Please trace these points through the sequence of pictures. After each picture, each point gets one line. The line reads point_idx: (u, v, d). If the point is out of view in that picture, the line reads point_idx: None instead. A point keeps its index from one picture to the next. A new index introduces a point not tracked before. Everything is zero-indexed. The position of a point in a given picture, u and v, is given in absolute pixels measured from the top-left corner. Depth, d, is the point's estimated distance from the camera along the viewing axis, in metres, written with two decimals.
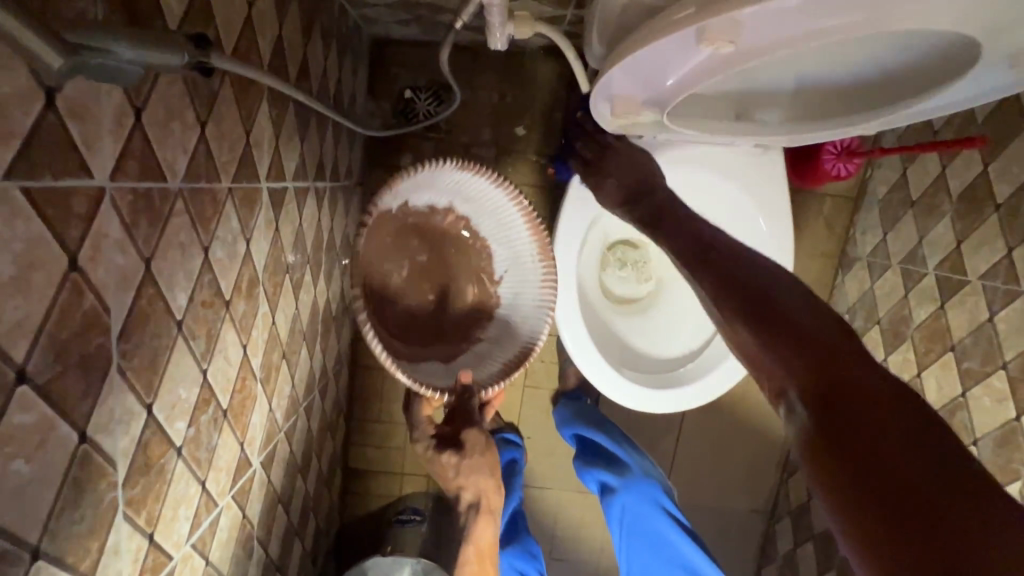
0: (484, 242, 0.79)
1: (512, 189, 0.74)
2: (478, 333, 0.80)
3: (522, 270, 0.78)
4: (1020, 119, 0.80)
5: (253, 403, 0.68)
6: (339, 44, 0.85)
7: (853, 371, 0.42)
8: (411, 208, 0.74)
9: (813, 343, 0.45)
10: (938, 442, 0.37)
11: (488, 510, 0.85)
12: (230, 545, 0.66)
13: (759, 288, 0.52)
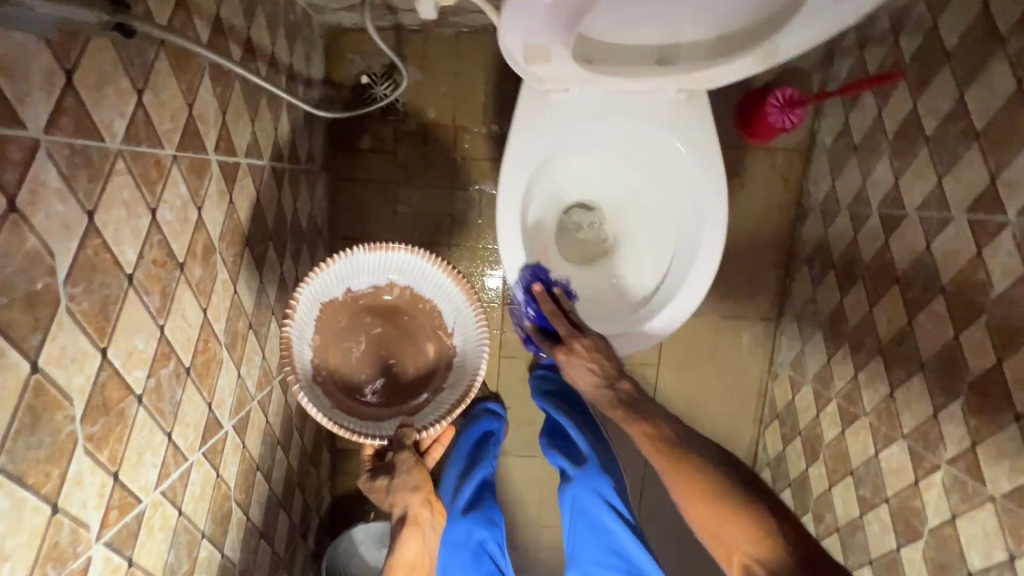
0: (428, 304, 0.90)
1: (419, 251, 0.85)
2: (437, 383, 0.89)
3: (461, 315, 0.88)
4: (941, 54, 0.84)
5: (219, 365, 0.72)
6: (288, 31, 0.90)
7: (786, 522, 0.58)
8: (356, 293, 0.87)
9: (760, 514, 0.59)
10: (829, 561, 0.54)
11: (415, 524, 0.86)
12: (204, 501, 0.70)
13: (705, 459, 0.64)
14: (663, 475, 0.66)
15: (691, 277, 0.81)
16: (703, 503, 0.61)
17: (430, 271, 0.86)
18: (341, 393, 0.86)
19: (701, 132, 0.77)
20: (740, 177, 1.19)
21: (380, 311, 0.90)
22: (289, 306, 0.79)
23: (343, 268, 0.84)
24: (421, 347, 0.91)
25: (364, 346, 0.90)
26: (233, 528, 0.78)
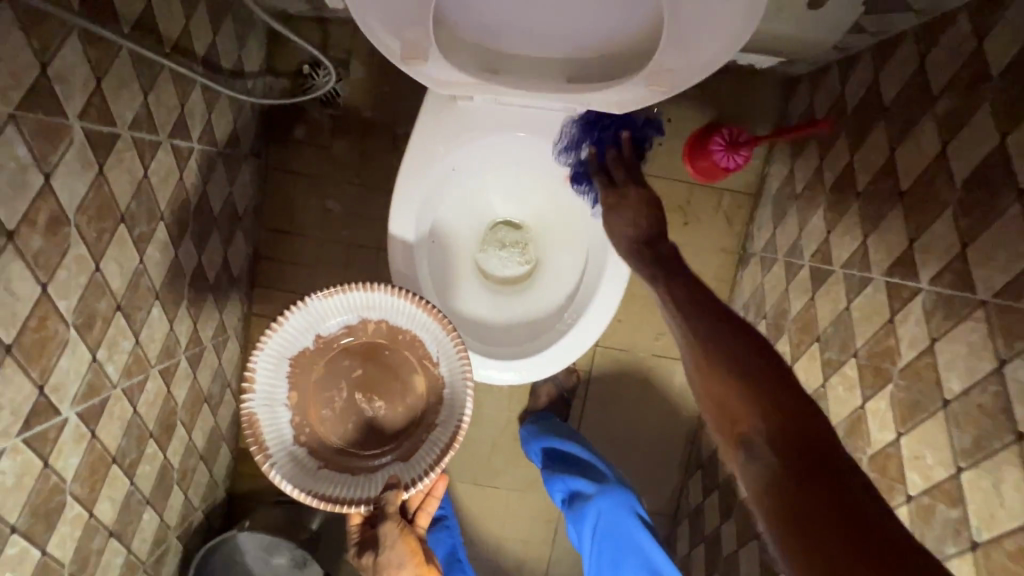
0: (409, 336, 0.79)
1: (377, 283, 0.74)
2: (427, 421, 0.79)
3: (444, 349, 0.77)
4: (879, 109, 0.80)
5: (62, 347, 0.66)
6: (213, 9, 0.86)
7: (814, 454, 0.42)
8: (329, 337, 0.79)
9: (775, 397, 0.46)
10: (871, 504, 0.39)
11: None
12: (21, 493, 0.64)
13: (748, 355, 0.50)
14: (686, 355, 0.53)
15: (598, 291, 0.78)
16: (715, 371, 0.49)
17: (393, 301, 0.75)
18: (329, 450, 0.79)
19: (604, 150, 0.76)
20: (684, 213, 1.16)
21: (358, 351, 0.80)
22: (246, 376, 0.73)
23: (302, 321, 0.75)
24: (408, 382, 0.81)
25: (348, 392, 0.81)
26: (66, 524, 0.72)
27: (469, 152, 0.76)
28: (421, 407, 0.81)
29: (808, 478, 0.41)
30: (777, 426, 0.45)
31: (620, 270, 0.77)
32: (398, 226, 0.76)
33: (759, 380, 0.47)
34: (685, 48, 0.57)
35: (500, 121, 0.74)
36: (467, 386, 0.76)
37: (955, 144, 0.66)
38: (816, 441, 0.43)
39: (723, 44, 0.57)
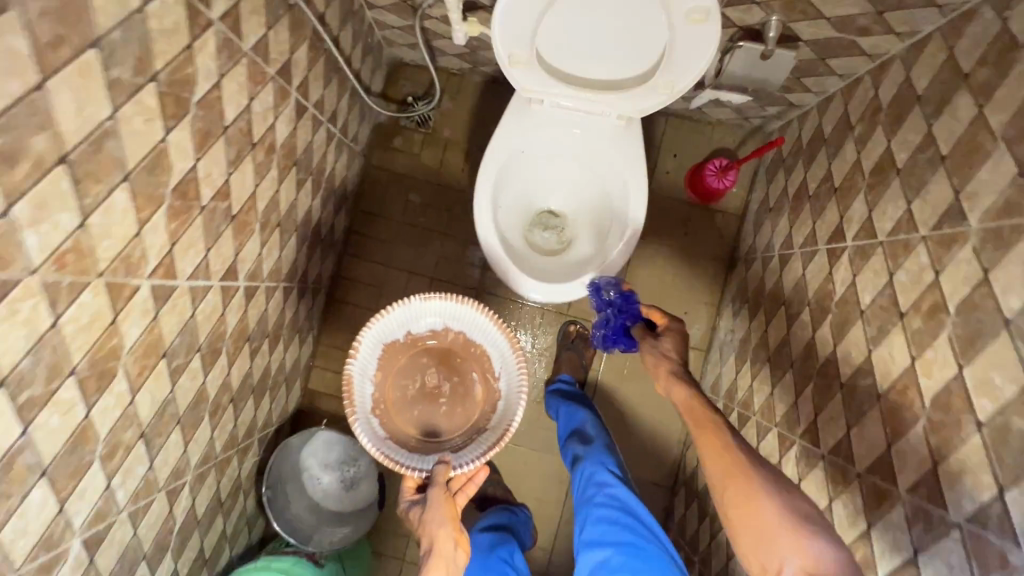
0: (480, 350, 1.14)
1: (468, 301, 1.07)
2: (482, 423, 1.12)
3: (506, 362, 1.11)
4: (822, 140, 1.15)
5: (251, 233, 0.97)
6: (366, 47, 1.27)
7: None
8: (414, 334, 1.13)
9: (808, 529, 0.63)
10: None
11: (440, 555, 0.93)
12: (208, 324, 0.91)
13: (786, 503, 0.66)
14: (723, 479, 0.70)
15: (621, 242, 1.08)
16: (756, 505, 0.66)
17: (479, 318, 1.10)
18: (393, 424, 1.11)
19: (628, 142, 1.07)
20: (686, 227, 1.47)
21: (434, 351, 1.16)
22: (353, 348, 1.04)
23: (401, 315, 1.08)
24: (471, 388, 1.16)
25: (419, 381, 1.16)
26: (218, 369, 0.98)
27: (533, 139, 1.09)
28: (473, 411, 1.15)
29: None
30: (810, 553, 0.61)
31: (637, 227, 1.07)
32: (481, 188, 1.07)
33: (787, 519, 0.64)
34: (682, 65, 0.90)
35: (556, 121, 1.07)
36: (520, 395, 1.08)
37: (865, 151, 0.98)
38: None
39: (706, 53, 0.88)
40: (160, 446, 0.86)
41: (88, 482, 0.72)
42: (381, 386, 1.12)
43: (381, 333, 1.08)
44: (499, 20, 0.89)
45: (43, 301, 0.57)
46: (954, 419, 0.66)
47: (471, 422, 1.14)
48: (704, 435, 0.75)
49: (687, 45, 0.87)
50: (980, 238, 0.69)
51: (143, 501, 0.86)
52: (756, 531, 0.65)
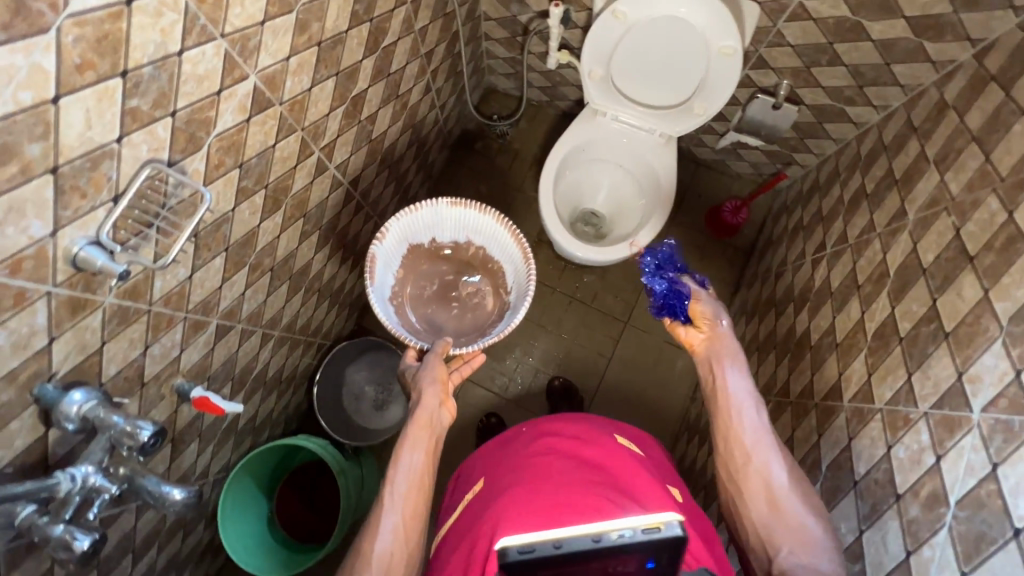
0: (497, 262, 1.27)
1: (485, 206, 1.19)
2: (488, 327, 1.24)
3: (518, 272, 1.22)
4: (818, 187, 1.45)
5: (373, 161, 1.29)
6: (475, 67, 1.67)
7: (801, 486, 0.81)
8: (440, 241, 1.27)
9: (784, 455, 0.84)
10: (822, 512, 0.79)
11: (425, 415, 0.92)
12: (329, 212, 1.20)
13: (769, 433, 0.86)
14: (726, 406, 0.89)
15: (649, 222, 1.36)
16: (751, 432, 0.85)
17: (499, 232, 1.22)
18: (407, 316, 1.24)
19: (664, 156, 1.38)
20: (701, 254, 1.74)
21: (455, 260, 1.30)
22: (380, 231, 1.14)
23: (428, 213, 1.19)
24: (484, 301, 1.29)
25: (438, 284, 1.29)
26: (321, 254, 1.26)
27: (591, 143, 1.41)
28: (482, 318, 1.27)
29: (798, 504, 0.79)
30: (786, 470, 0.82)
31: (662, 216, 1.35)
32: (545, 176, 1.36)
33: (767, 442, 0.85)
34: (712, 93, 1.24)
35: (609, 135, 1.39)
36: (525, 298, 1.16)
37: (849, 187, 1.27)
38: (805, 488, 0.81)
39: (731, 82, 1.20)
40: (274, 288, 1.12)
41: (238, 278, 0.98)
42: (401, 282, 1.25)
43: (409, 231, 1.20)
44: (584, 55, 1.29)
45: (276, 126, 0.88)
46: (886, 342, 0.88)
47: (478, 329, 1.26)
48: (727, 408, 0.89)
49: (717, 77, 1.21)
50: (914, 224, 0.96)
51: (251, 326, 1.10)
52: (760, 497, 0.80)
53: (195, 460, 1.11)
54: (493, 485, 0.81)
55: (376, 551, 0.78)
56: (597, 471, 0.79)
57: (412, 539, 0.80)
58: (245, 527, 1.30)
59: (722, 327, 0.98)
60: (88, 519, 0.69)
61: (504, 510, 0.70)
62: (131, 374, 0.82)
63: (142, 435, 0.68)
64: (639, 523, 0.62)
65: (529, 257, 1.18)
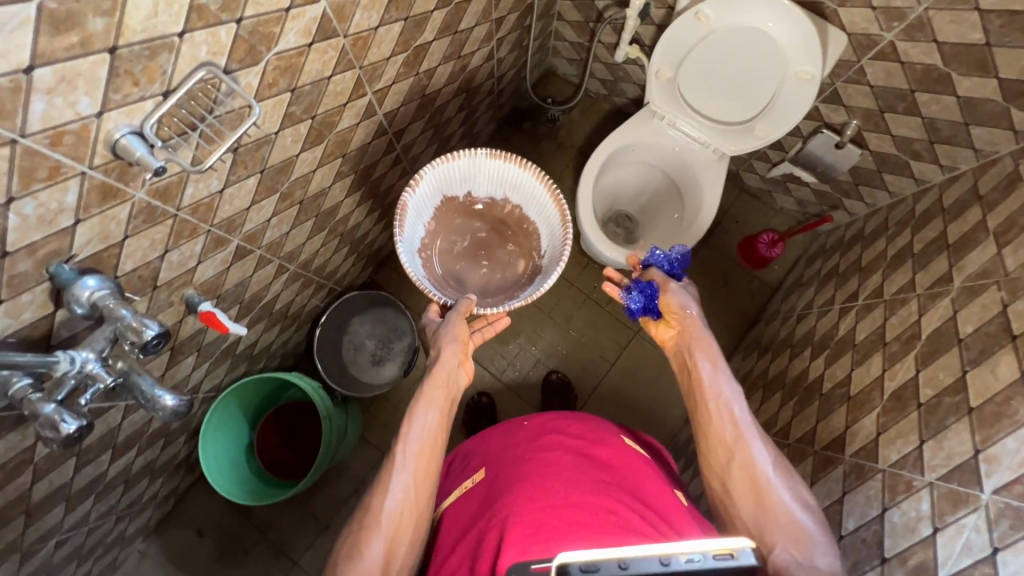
0: (532, 223, 1.25)
1: (526, 161, 1.17)
2: (516, 290, 1.23)
3: (553, 234, 1.20)
4: (862, 237, 1.41)
5: (421, 116, 1.27)
6: (540, 45, 1.63)
7: (788, 479, 0.79)
8: (475, 196, 1.25)
9: (767, 448, 0.82)
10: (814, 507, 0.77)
11: (444, 381, 0.91)
12: (368, 158, 1.18)
13: (751, 425, 0.84)
14: (707, 399, 0.88)
15: (689, 229, 1.33)
16: (731, 425, 0.84)
17: (538, 191, 1.19)
18: (435, 269, 1.23)
19: (711, 170, 1.33)
20: (726, 280, 1.70)
21: (490, 218, 1.28)
22: (415, 178, 1.11)
23: (466, 165, 1.17)
24: (513, 263, 1.28)
25: (470, 240, 1.28)
26: (350, 199, 1.25)
27: (636, 142, 1.35)
28: (510, 280, 1.26)
29: (784, 495, 0.77)
30: (771, 462, 0.80)
31: (703, 225, 1.31)
32: (585, 172, 1.33)
33: (750, 433, 0.83)
34: (778, 116, 1.19)
35: (660, 138, 1.34)
36: (558, 263, 1.15)
37: (895, 244, 1.23)
38: (792, 481, 0.79)
39: (801, 108, 1.16)
40: (299, 222, 1.11)
41: (267, 204, 0.97)
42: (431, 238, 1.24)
43: (445, 181, 1.18)
44: (657, 49, 1.24)
45: (336, 58, 0.86)
46: (904, 404, 0.86)
47: (506, 292, 1.25)
48: (709, 400, 0.87)
49: (787, 100, 1.16)
50: (958, 292, 0.92)
51: (269, 255, 1.09)
52: (746, 490, 0.78)
53: (190, 374, 1.12)
54: (500, 475, 0.80)
55: (385, 509, 0.77)
56: (608, 473, 0.78)
57: (421, 500, 0.80)
58: (224, 450, 1.33)
59: (698, 319, 0.98)
60: (79, 405, 0.68)
61: (517, 507, 0.70)
62: (146, 276, 0.82)
63: (147, 331, 0.67)
64: (711, 547, 0.51)
65: (568, 220, 1.16)
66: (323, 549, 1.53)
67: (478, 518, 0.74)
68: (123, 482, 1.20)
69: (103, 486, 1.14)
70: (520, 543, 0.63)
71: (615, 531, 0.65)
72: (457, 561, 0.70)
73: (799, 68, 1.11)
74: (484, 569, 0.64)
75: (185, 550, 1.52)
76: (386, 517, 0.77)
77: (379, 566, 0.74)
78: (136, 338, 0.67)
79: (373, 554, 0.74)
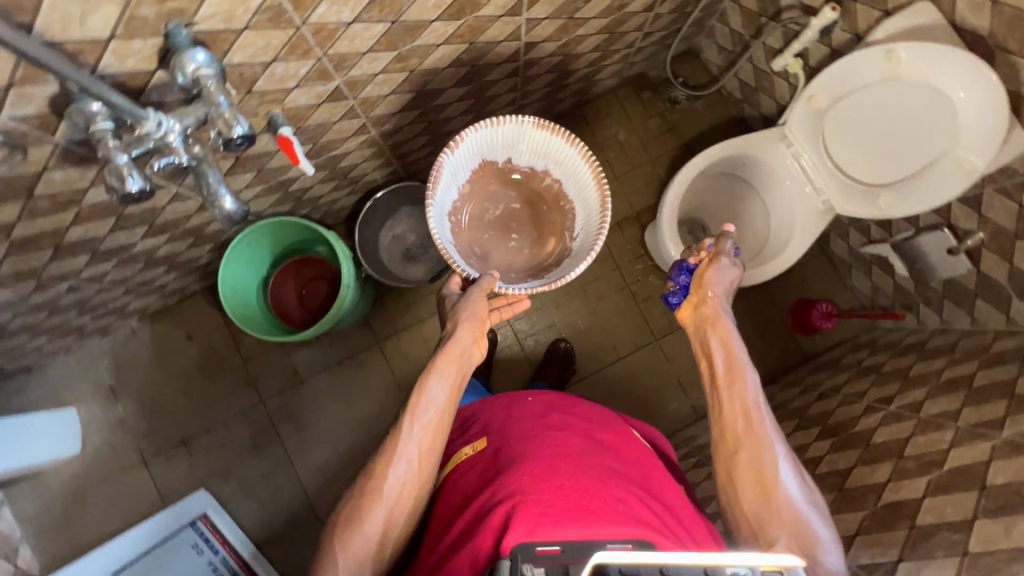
0: (571, 205, 1.15)
1: (573, 135, 1.07)
2: (537, 271, 1.14)
3: (589, 220, 1.10)
4: (920, 347, 1.35)
5: (558, 39, 1.19)
6: (700, 19, 1.51)
7: (793, 474, 0.82)
8: (515, 164, 1.15)
9: (777, 441, 0.84)
10: (814, 502, 0.81)
11: (458, 351, 0.90)
12: (491, 58, 1.12)
13: (766, 418, 0.86)
14: (723, 391, 0.88)
15: (762, 266, 1.28)
16: (745, 417, 0.85)
17: (583, 169, 1.10)
18: (464, 235, 1.14)
19: (811, 219, 1.26)
20: (764, 330, 1.65)
21: (529, 191, 1.19)
22: (457, 138, 1.03)
23: (508, 131, 1.08)
24: (544, 243, 1.18)
25: (503, 210, 1.18)
26: (455, 91, 1.19)
27: (748, 159, 1.29)
28: (535, 262, 1.17)
29: (786, 486, 0.80)
30: (779, 456, 0.83)
31: (777, 268, 1.26)
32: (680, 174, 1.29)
33: (763, 425, 0.85)
34: (915, 194, 1.09)
35: (776, 165, 1.27)
36: (589, 252, 1.06)
37: (953, 368, 1.18)
38: (797, 475, 0.82)
39: (945, 194, 1.06)
40: (400, 91, 1.07)
41: (382, 58, 0.93)
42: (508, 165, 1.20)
43: (485, 146, 1.09)
44: (822, 74, 1.14)
45: None
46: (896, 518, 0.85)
47: (530, 271, 1.14)
48: (725, 392, 0.88)
49: (934, 180, 1.06)
50: (1004, 441, 0.88)
51: (360, 111, 1.06)
52: (752, 484, 0.81)
53: (242, 190, 1.11)
54: (507, 445, 0.81)
55: (390, 478, 0.80)
56: (615, 460, 0.79)
57: (425, 471, 0.82)
58: (242, 278, 1.36)
59: (724, 304, 0.95)
60: (151, 169, 0.68)
61: (523, 483, 0.71)
62: (247, 75, 0.80)
63: (235, 130, 0.66)
64: (759, 563, 0.54)
65: (607, 205, 1.07)
66: (290, 400, 1.59)
67: (484, 489, 0.76)
68: (144, 261, 1.23)
69: (127, 257, 1.16)
70: (530, 521, 0.65)
71: (625, 519, 0.67)
72: (463, 524, 0.72)
73: (964, 152, 1.01)
74: (488, 539, 0.66)
75: (171, 346, 1.59)
76: (388, 485, 0.80)
77: (380, 530, 0.78)
78: (222, 130, 0.66)
79: (375, 521, 0.78)
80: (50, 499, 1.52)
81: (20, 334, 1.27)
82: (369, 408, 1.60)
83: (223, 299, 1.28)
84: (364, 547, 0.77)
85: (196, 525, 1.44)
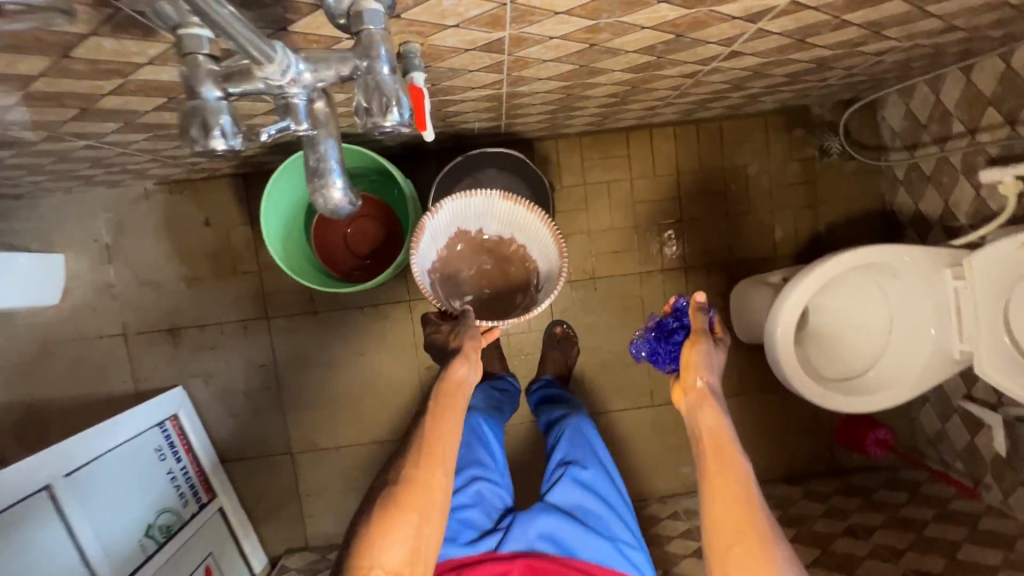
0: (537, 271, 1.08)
1: (538, 211, 1.04)
2: (507, 311, 1.07)
3: (548, 267, 1.05)
4: (972, 524, 1.25)
5: (764, 58, 0.93)
6: (910, 76, 1.23)
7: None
8: (484, 235, 1.09)
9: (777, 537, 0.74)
10: None
11: (471, 347, 0.91)
12: (684, 57, 0.87)
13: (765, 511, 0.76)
14: (716, 475, 0.78)
15: (854, 395, 1.11)
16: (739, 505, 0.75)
17: (547, 237, 1.05)
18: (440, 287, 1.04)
19: (920, 369, 1.11)
20: (808, 428, 1.53)
21: (499, 259, 1.09)
22: (435, 208, 1.00)
23: (477, 204, 1.05)
24: (512, 302, 1.08)
25: (473, 274, 1.08)
26: (619, 75, 0.94)
27: (907, 271, 1.09)
28: (503, 309, 1.08)
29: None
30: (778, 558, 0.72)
31: (865, 405, 1.10)
32: (820, 266, 1.06)
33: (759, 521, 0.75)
34: None
35: (922, 295, 1.10)
36: (551, 289, 1.01)
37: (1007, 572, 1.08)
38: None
39: None
40: (563, 62, 0.82)
41: (573, 23, 0.68)
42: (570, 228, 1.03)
43: (458, 216, 1.05)
44: None
45: None
46: None
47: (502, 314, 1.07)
48: (720, 479, 0.78)
49: None
50: None
51: (507, 68, 0.81)
52: None
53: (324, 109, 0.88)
54: None
55: (422, 479, 0.77)
56: None
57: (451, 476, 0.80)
58: (292, 191, 1.12)
59: (716, 391, 0.86)
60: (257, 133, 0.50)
61: None
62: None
63: (390, 118, 0.49)
64: None
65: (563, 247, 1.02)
66: (298, 327, 1.44)
67: None
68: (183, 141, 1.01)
69: (162, 135, 0.94)
70: None
71: None
72: None
73: None
74: None
75: (184, 224, 1.39)
76: (420, 476, 0.77)
77: (410, 543, 0.73)
78: (376, 107, 0.49)
79: (405, 527, 0.73)
80: (17, 340, 1.39)
81: (16, 171, 1.06)
82: (377, 365, 1.46)
83: (267, 240, 1.08)
84: (399, 546, 0.72)
85: (163, 426, 1.33)
